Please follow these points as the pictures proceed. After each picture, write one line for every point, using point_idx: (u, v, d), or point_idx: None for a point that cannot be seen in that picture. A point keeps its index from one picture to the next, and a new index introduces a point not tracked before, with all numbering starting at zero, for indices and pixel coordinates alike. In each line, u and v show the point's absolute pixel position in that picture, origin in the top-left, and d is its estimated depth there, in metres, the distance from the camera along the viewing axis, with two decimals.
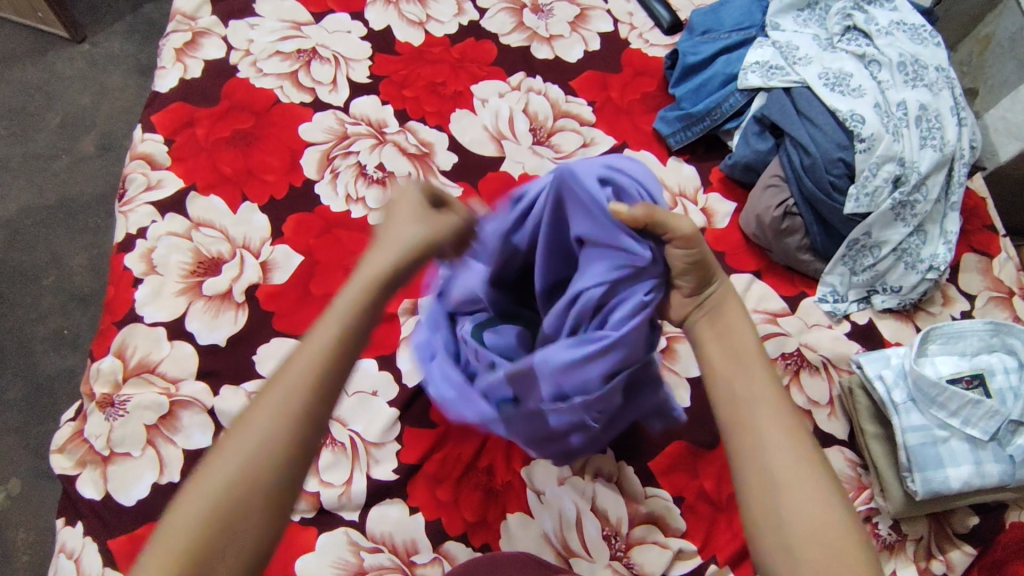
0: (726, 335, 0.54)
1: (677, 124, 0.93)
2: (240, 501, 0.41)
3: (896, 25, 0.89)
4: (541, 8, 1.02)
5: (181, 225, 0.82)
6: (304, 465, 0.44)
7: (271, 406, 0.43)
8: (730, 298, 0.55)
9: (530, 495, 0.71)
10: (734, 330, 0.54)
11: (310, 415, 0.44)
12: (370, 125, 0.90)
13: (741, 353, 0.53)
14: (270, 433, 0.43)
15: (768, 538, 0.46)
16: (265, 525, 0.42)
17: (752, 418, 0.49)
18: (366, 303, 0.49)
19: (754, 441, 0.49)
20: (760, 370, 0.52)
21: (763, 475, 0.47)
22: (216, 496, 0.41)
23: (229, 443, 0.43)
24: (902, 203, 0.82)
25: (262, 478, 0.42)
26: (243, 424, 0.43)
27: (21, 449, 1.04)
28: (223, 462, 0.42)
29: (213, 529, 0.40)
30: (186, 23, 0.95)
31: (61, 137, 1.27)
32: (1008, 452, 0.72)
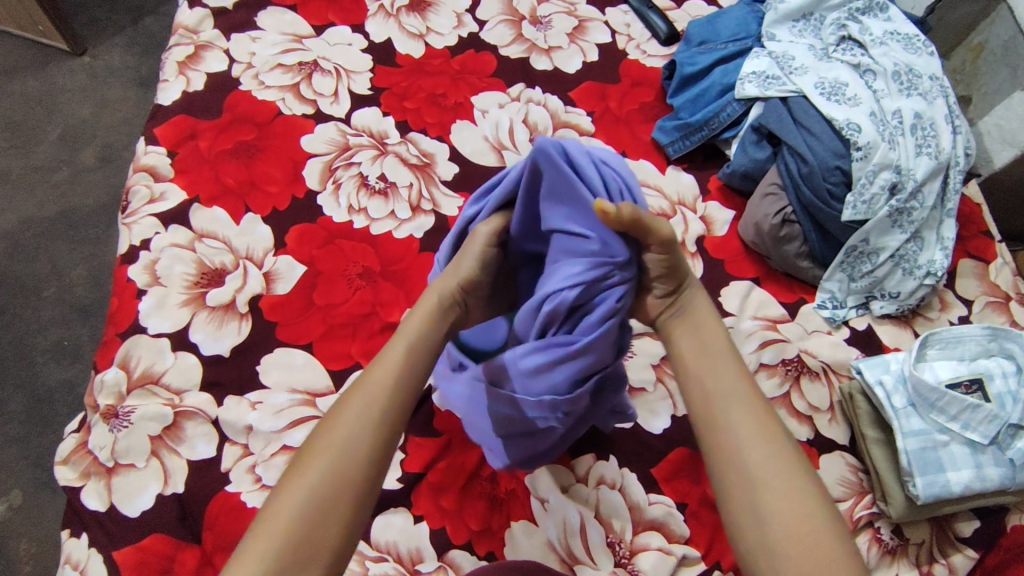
0: (700, 345, 0.57)
1: (676, 133, 0.94)
2: (325, 511, 0.47)
3: (890, 36, 0.91)
4: (540, 20, 1.03)
5: (185, 236, 0.83)
6: (375, 477, 0.50)
7: (349, 423, 0.50)
8: (701, 298, 0.59)
9: (534, 503, 0.72)
10: (706, 343, 0.57)
11: (382, 432, 0.51)
12: (371, 136, 0.91)
13: (712, 350, 0.56)
14: (351, 449, 0.49)
15: (748, 535, 0.48)
16: (342, 529, 0.47)
17: (728, 423, 0.52)
18: (423, 337, 0.57)
19: (729, 448, 0.51)
20: (736, 378, 0.54)
21: (742, 478, 0.50)
22: (301, 507, 0.46)
23: (308, 464, 0.48)
24: (899, 210, 0.83)
25: (342, 487, 0.48)
26: (322, 440, 0.49)
27: (21, 460, 1.04)
28: (310, 473, 0.48)
29: (299, 532, 0.46)
30: (188, 37, 0.96)
31: (61, 149, 1.28)
32: (1008, 456, 0.72)
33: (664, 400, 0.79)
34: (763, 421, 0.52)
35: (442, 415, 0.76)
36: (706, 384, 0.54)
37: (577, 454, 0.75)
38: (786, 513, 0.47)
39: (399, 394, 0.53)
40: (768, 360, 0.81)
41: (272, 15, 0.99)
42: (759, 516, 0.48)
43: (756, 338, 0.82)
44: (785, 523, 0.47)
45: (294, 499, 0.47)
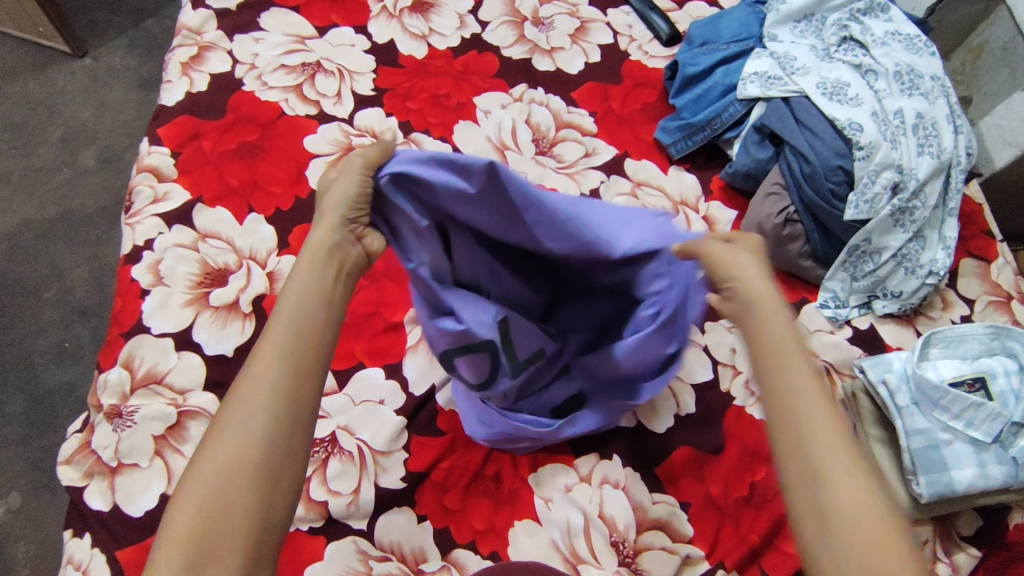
0: (761, 325, 0.48)
1: (678, 133, 0.94)
2: (226, 508, 0.43)
3: (891, 36, 0.91)
4: (542, 21, 1.03)
5: (188, 236, 0.83)
6: (287, 446, 0.45)
7: (249, 392, 0.45)
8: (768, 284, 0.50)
9: (538, 502, 0.72)
10: (771, 326, 0.48)
11: (287, 398, 0.46)
12: (374, 136, 0.91)
13: (785, 338, 0.47)
14: (247, 436, 0.44)
15: (821, 550, 0.42)
16: (252, 509, 0.43)
17: (799, 417, 0.44)
18: (320, 300, 0.50)
19: (799, 447, 0.44)
20: (801, 367, 0.46)
21: (812, 485, 0.43)
22: (200, 508, 0.42)
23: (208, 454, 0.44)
24: (901, 209, 0.83)
25: (247, 463, 0.44)
26: (225, 416, 0.45)
27: (22, 462, 1.04)
28: (216, 455, 0.44)
29: (210, 519, 0.42)
30: (192, 38, 0.96)
31: (62, 150, 1.28)
32: (1011, 454, 0.72)
33: (667, 399, 0.79)
34: (828, 408, 0.45)
35: (446, 414, 0.76)
36: (771, 374, 0.47)
37: (581, 453, 0.75)
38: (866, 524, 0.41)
39: (296, 360, 0.47)
40: None
41: (274, 16, 0.99)
42: (834, 526, 0.42)
43: None
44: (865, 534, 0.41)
45: (194, 497, 0.43)
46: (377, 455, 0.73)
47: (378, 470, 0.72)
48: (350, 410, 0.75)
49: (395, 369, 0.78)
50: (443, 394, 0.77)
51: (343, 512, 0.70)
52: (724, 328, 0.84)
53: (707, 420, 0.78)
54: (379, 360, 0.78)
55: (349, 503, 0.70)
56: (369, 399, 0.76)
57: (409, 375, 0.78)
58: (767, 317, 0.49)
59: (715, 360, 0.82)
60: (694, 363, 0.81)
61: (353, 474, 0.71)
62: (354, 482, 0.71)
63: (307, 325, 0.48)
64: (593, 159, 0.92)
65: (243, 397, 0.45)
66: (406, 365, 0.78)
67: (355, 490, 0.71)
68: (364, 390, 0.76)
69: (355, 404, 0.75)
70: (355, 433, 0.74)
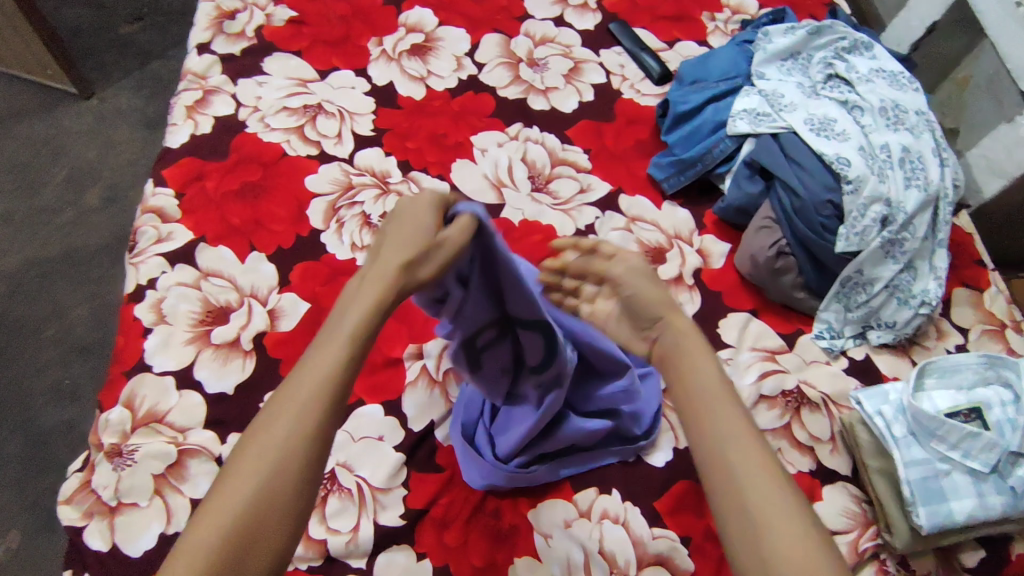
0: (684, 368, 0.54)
1: (671, 169, 0.96)
2: (272, 496, 0.44)
3: (876, 73, 0.94)
4: (537, 62, 1.06)
5: (191, 275, 0.84)
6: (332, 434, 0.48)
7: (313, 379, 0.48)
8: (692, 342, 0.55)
9: (538, 538, 0.71)
10: (697, 369, 0.53)
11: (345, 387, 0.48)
12: (374, 175, 0.94)
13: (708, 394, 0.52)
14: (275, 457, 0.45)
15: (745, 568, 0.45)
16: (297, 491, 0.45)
17: (732, 443, 0.48)
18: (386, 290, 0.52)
19: (722, 471, 0.48)
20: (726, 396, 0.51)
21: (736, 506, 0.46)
22: (260, 476, 0.44)
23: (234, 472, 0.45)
24: (891, 241, 0.85)
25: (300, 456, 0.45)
26: (282, 401, 0.47)
27: (20, 502, 1.04)
28: (267, 438, 0.45)
29: (254, 508, 0.43)
30: (197, 82, 0.99)
31: (67, 190, 1.31)
32: (1010, 484, 0.72)
33: (666, 432, 0.79)
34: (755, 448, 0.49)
35: (444, 450, 0.76)
36: (704, 410, 0.51)
37: (579, 488, 0.75)
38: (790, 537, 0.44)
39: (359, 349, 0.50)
40: (768, 392, 0.82)
41: (277, 60, 1.02)
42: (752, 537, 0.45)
43: (755, 369, 0.83)
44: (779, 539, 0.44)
45: (252, 469, 0.44)
46: (376, 492, 0.73)
47: (376, 508, 0.72)
48: (349, 447, 0.75)
49: (393, 406, 0.78)
50: (442, 431, 0.77)
51: (342, 550, 0.70)
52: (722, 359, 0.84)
53: None
54: (378, 397, 0.78)
55: (347, 541, 0.70)
56: (368, 436, 0.76)
57: (408, 412, 0.78)
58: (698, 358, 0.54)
59: None
60: None
61: (351, 512, 0.71)
62: (353, 520, 0.71)
63: (354, 333, 0.50)
64: (588, 196, 0.94)
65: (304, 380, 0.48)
66: (406, 402, 0.78)
67: (354, 528, 0.71)
68: (363, 427, 0.76)
69: (354, 440, 0.75)
70: (354, 470, 0.74)
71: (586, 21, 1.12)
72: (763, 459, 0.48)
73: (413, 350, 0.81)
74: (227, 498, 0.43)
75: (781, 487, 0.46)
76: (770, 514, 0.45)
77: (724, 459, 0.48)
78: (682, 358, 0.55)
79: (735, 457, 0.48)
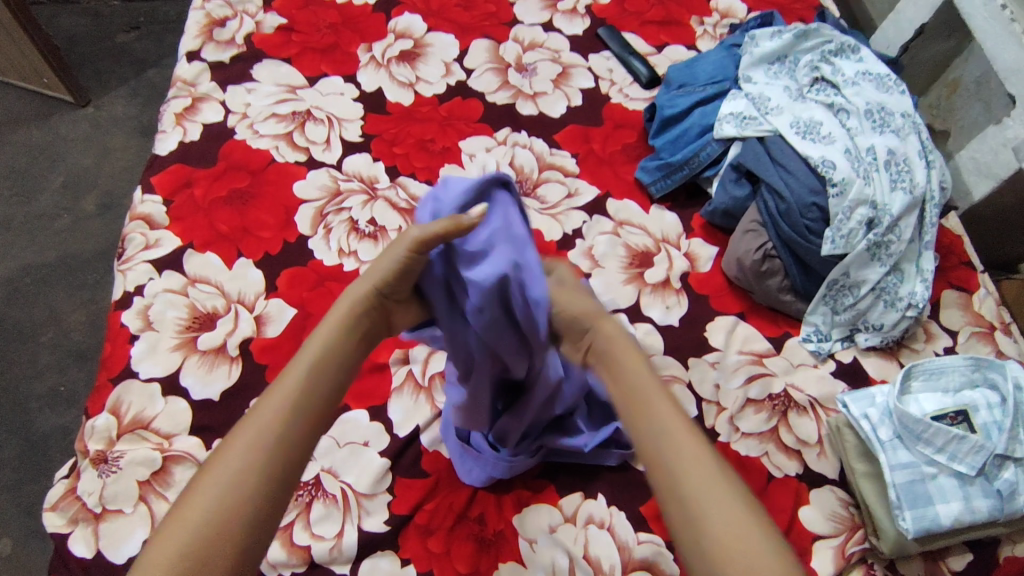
0: (611, 369, 0.53)
1: (658, 173, 0.96)
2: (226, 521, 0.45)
3: (862, 76, 0.94)
4: (525, 67, 1.07)
5: (178, 282, 0.84)
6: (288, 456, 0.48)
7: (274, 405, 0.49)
8: (618, 343, 0.54)
9: (522, 544, 0.71)
10: (627, 366, 0.52)
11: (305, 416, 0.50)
12: (362, 181, 0.94)
13: (645, 392, 0.51)
14: (233, 487, 0.46)
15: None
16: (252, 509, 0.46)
17: (664, 438, 0.48)
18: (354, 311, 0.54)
19: (668, 476, 0.47)
20: (641, 372, 0.52)
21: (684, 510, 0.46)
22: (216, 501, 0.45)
23: (198, 494, 0.46)
24: (877, 244, 0.85)
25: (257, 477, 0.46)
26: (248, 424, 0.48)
27: (13, 508, 1.04)
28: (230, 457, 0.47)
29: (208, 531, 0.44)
30: (186, 89, 1.00)
31: (63, 197, 1.31)
32: (996, 486, 0.72)
33: None
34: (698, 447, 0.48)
35: (430, 455, 0.76)
36: (636, 413, 0.51)
37: (565, 493, 0.75)
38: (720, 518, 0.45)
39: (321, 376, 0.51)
40: (753, 396, 0.82)
41: (267, 68, 1.03)
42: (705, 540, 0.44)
43: (742, 372, 0.83)
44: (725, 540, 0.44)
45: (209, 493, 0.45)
46: (361, 497, 0.73)
47: (361, 513, 0.72)
48: (334, 452, 0.75)
49: (378, 412, 0.78)
50: (428, 435, 0.77)
51: (326, 556, 0.70)
52: (709, 363, 0.84)
53: None
54: (365, 402, 0.78)
55: (331, 548, 0.70)
56: (354, 441, 0.76)
57: (394, 417, 0.78)
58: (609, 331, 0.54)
59: (700, 397, 0.82)
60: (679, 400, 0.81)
61: (335, 518, 0.71)
62: (337, 526, 0.71)
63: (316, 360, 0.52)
64: (576, 200, 0.95)
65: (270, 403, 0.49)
66: (391, 408, 0.78)
67: (338, 534, 0.71)
68: (349, 433, 0.76)
69: (339, 446, 0.75)
70: (339, 475, 0.74)
71: (575, 26, 1.12)
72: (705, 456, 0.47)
73: (399, 355, 0.81)
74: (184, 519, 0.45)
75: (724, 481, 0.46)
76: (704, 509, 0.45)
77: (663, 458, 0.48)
78: (609, 358, 0.53)
79: (677, 458, 0.47)
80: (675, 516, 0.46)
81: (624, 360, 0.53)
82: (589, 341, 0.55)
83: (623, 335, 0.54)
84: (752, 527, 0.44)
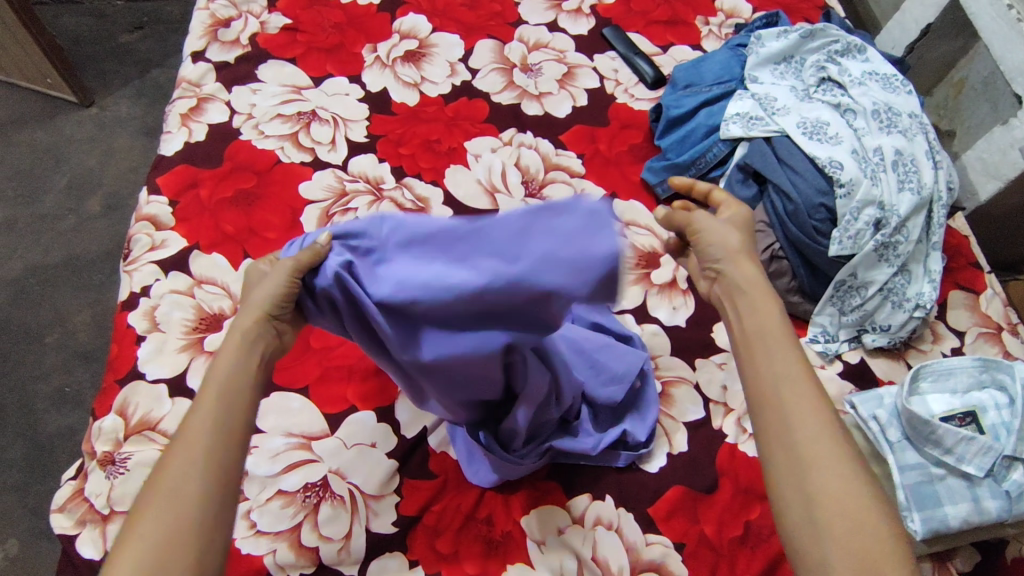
0: (757, 313, 0.58)
1: (664, 173, 0.96)
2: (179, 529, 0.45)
3: (868, 76, 0.94)
4: (531, 67, 1.07)
5: (184, 282, 0.84)
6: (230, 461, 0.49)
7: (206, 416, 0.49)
8: (757, 291, 0.59)
9: (531, 545, 0.71)
10: (759, 309, 0.58)
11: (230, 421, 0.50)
12: (368, 181, 0.94)
13: (770, 337, 0.56)
14: (177, 497, 0.46)
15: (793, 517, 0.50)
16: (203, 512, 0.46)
17: (774, 380, 0.54)
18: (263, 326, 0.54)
19: (777, 413, 0.53)
20: (786, 347, 0.55)
21: (787, 446, 0.51)
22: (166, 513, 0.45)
23: (131, 538, 0.45)
24: (884, 245, 0.84)
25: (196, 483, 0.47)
26: (180, 440, 0.48)
27: (20, 509, 1.04)
28: (173, 467, 0.47)
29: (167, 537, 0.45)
30: (191, 90, 1.00)
31: (68, 197, 1.31)
32: (1005, 488, 0.72)
33: (661, 438, 0.79)
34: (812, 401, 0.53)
35: (438, 456, 0.76)
36: (756, 357, 0.56)
37: (573, 494, 0.75)
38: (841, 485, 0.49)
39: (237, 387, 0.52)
40: None
41: (272, 68, 1.03)
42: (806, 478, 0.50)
43: None
44: (826, 484, 0.49)
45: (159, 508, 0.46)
46: (369, 499, 0.73)
47: (369, 515, 0.72)
48: (341, 453, 0.75)
49: (386, 412, 0.78)
50: (435, 437, 0.77)
51: (334, 558, 0.69)
52: (716, 363, 0.84)
53: (699, 459, 0.78)
54: (371, 403, 0.78)
55: (339, 549, 0.70)
56: (361, 442, 0.76)
57: (401, 418, 0.78)
58: (764, 306, 0.58)
59: (707, 398, 0.82)
60: (686, 401, 0.81)
61: (344, 519, 0.71)
62: (345, 527, 0.71)
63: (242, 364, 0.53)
64: None
65: (203, 414, 0.50)
66: (399, 409, 0.78)
67: (346, 536, 0.71)
68: (356, 434, 0.76)
69: (347, 447, 0.75)
70: (347, 476, 0.74)
71: (580, 26, 1.12)
72: (818, 407, 0.52)
73: None
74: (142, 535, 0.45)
75: (828, 429, 0.51)
76: (806, 454, 0.51)
77: (771, 398, 0.53)
78: (751, 301, 0.59)
79: (789, 404, 0.52)
80: (776, 453, 0.52)
81: (766, 310, 0.58)
82: (719, 269, 0.63)
83: (760, 286, 0.60)
84: (851, 475, 0.50)
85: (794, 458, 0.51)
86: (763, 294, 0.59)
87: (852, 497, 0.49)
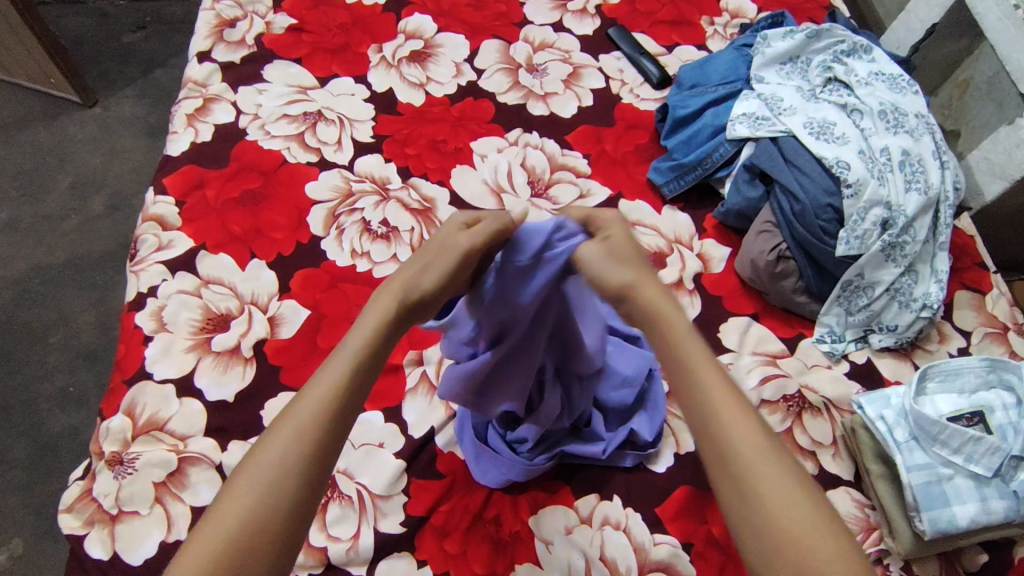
0: (667, 332, 0.53)
1: (671, 173, 0.96)
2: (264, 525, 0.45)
3: (875, 76, 0.94)
4: (536, 67, 1.07)
5: (191, 283, 0.84)
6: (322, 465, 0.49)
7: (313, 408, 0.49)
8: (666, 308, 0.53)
9: (538, 546, 0.71)
10: (677, 334, 0.52)
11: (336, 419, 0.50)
12: (374, 182, 0.94)
13: (690, 361, 0.51)
14: (272, 488, 0.46)
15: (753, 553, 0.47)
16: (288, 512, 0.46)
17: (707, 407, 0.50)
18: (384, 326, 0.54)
19: (714, 446, 0.49)
20: (711, 370, 0.51)
21: (733, 482, 0.48)
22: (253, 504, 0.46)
23: (219, 514, 0.46)
24: (891, 244, 0.85)
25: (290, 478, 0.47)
26: (286, 428, 0.49)
27: (24, 509, 1.04)
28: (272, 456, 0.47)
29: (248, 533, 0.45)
30: (197, 90, 1.00)
31: (72, 197, 1.31)
32: (1012, 488, 0.72)
33: (668, 438, 0.79)
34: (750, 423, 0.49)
35: (445, 456, 0.76)
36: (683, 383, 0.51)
37: (580, 494, 0.75)
38: (785, 498, 0.46)
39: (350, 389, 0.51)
40: (768, 397, 0.81)
41: (278, 68, 1.03)
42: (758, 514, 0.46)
43: (756, 373, 0.83)
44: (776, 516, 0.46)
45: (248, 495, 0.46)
46: (377, 499, 0.73)
47: (377, 515, 0.72)
48: (349, 454, 0.75)
49: (393, 413, 0.78)
50: (442, 437, 0.77)
51: (342, 558, 0.70)
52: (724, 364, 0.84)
53: None
54: (379, 404, 0.78)
55: (348, 549, 0.70)
56: (369, 443, 0.76)
57: (409, 418, 0.78)
58: (678, 324, 0.53)
59: None
60: None
61: (352, 519, 0.71)
62: (353, 527, 0.71)
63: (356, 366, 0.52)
64: (588, 201, 0.94)
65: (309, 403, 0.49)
66: (406, 409, 0.78)
67: (354, 536, 0.71)
68: (364, 434, 0.76)
69: (354, 447, 0.75)
70: (355, 477, 0.74)
71: (585, 26, 1.12)
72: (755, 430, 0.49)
73: (413, 356, 0.81)
74: (224, 517, 0.45)
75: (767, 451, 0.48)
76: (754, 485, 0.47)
77: (709, 430, 0.49)
78: (661, 323, 0.53)
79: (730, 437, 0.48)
80: (722, 488, 0.48)
81: (674, 326, 0.53)
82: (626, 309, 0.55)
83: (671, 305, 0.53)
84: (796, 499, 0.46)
85: (737, 488, 0.47)
86: (664, 314, 0.53)
87: (805, 526, 0.46)
